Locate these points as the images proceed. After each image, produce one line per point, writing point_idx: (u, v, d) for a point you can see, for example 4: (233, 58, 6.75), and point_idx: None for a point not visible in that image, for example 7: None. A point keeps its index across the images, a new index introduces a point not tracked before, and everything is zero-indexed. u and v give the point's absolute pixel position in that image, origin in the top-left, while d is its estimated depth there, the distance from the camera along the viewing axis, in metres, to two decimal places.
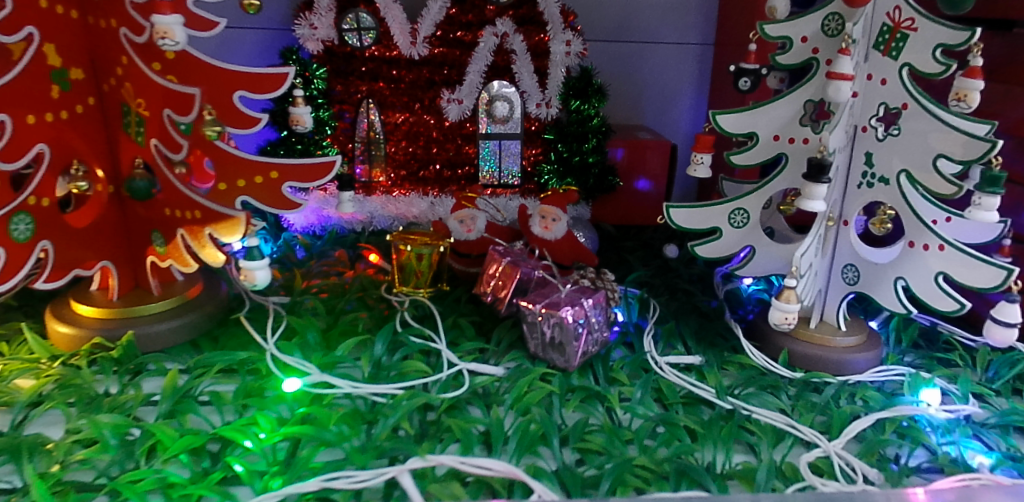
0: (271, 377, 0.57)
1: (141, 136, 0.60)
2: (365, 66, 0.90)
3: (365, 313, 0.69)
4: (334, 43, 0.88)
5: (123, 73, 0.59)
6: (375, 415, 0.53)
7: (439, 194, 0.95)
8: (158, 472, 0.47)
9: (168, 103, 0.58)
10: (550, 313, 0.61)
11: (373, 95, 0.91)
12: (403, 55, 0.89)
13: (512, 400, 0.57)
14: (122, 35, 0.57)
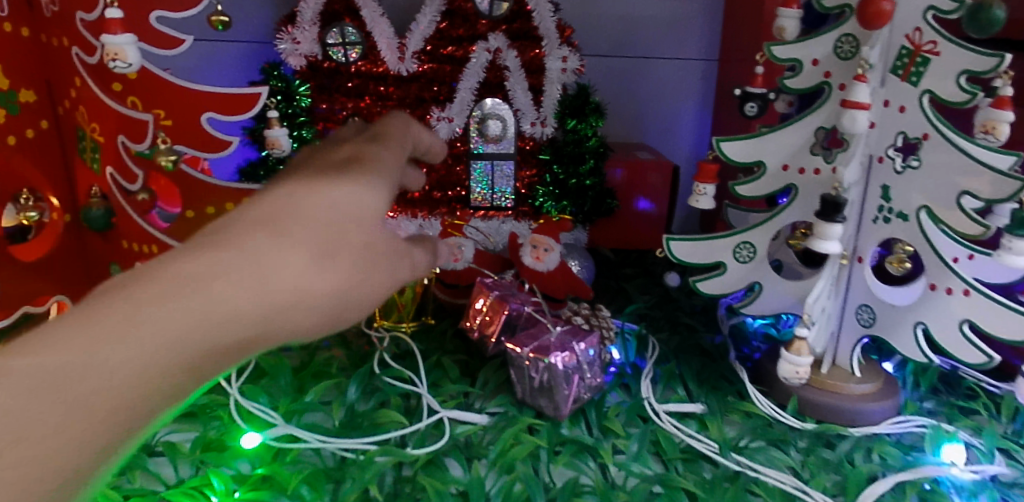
0: (232, 426, 0.52)
1: (97, 163, 0.57)
2: (351, 82, 0.84)
3: (343, 350, 0.64)
4: (318, 58, 0.83)
5: (77, 95, 0.55)
6: (341, 475, 0.48)
7: (428, 216, 0.91)
8: None
9: (124, 130, 0.54)
10: (539, 358, 0.56)
11: (359, 113, 0.86)
12: (391, 71, 0.84)
13: (495, 454, 0.52)
14: (74, 55, 0.53)
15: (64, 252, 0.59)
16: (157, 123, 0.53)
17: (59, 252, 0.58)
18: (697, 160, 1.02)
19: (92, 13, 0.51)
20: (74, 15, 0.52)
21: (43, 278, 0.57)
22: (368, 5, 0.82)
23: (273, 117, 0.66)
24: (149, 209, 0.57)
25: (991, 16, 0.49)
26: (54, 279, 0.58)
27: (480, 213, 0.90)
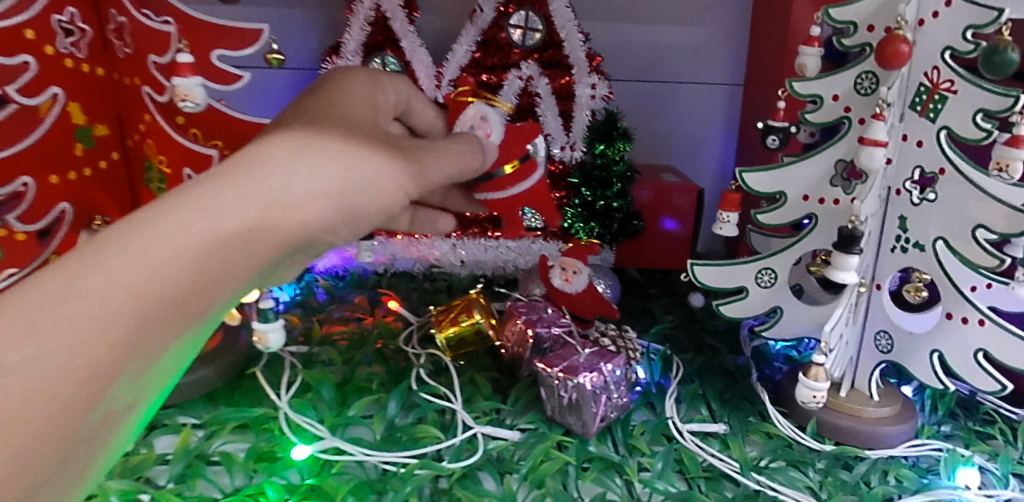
0: (282, 439, 0.56)
1: (163, 192, 0.60)
2: None
3: (384, 367, 0.67)
4: None
5: (146, 129, 0.59)
6: (388, 488, 0.51)
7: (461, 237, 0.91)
8: None
9: (190, 162, 0.58)
10: (568, 378, 0.59)
11: None
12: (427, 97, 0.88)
13: (527, 470, 0.55)
14: (144, 94, 0.57)
15: None
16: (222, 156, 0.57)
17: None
18: (722, 182, 1.05)
19: (163, 56, 0.55)
20: (145, 57, 0.56)
21: None
22: (408, 36, 0.85)
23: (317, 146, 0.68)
24: None
25: (1006, 59, 0.51)
26: None
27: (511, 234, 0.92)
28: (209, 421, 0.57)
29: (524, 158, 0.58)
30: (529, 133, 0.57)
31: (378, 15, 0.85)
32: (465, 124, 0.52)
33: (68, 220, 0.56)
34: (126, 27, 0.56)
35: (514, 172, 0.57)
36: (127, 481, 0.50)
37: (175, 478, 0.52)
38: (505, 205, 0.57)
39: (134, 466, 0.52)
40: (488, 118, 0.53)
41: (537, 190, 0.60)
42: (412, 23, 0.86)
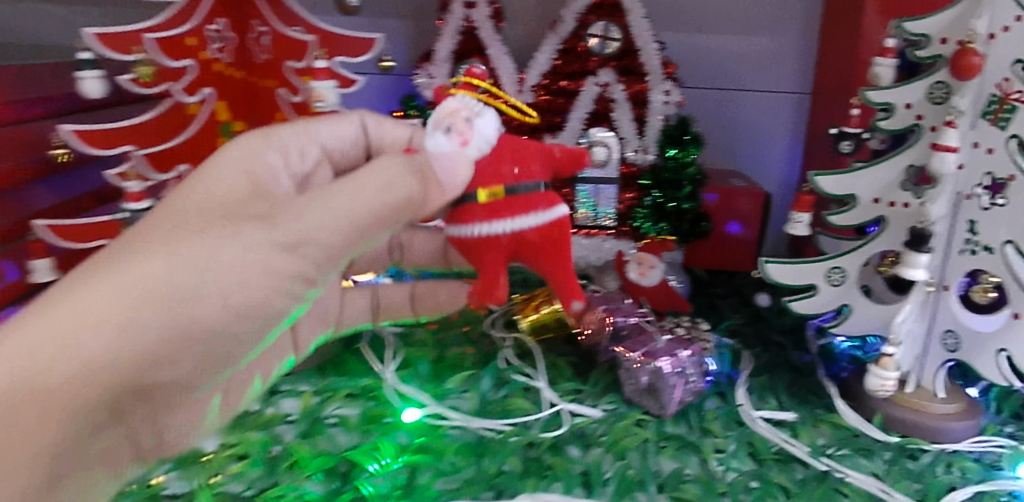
0: (390, 405, 0.62)
1: None
2: None
3: (475, 348, 0.73)
4: None
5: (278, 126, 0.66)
6: (484, 450, 0.57)
7: None
8: (297, 490, 0.51)
9: None
10: (647, 361, 0.64)
11: None
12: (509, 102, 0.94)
13: (610, 443, 0.60)
14: (281, 95, 0.64)
15: None
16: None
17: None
18: (789, 188, 1.07)
19: (299, 60, 0.62)
20: (284, 63, 0.63)
21: None
22: (494, 45, 0.92)
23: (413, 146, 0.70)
24: None
25: None
26: None
27: (583, 231, 0.98)
28: (325, 387, 0.64)
29: (523, 187, 0.50)
30: (550, 157, 0.52)
31: (467, 25, 0.92)
32: (443, 124, 0.46)
33: None
34: (267, 36, 0.63)
35: (488, 205, 0.50)
36: (262, 434, 0.57)
37: (301, 434, 0.58)
38: (476, 240, 0.50)
39: (265, 422, 0.59)
40: (479, 127, 0.47)
41: (535, 238, 0.51)
42: (498, 32, 0.93)
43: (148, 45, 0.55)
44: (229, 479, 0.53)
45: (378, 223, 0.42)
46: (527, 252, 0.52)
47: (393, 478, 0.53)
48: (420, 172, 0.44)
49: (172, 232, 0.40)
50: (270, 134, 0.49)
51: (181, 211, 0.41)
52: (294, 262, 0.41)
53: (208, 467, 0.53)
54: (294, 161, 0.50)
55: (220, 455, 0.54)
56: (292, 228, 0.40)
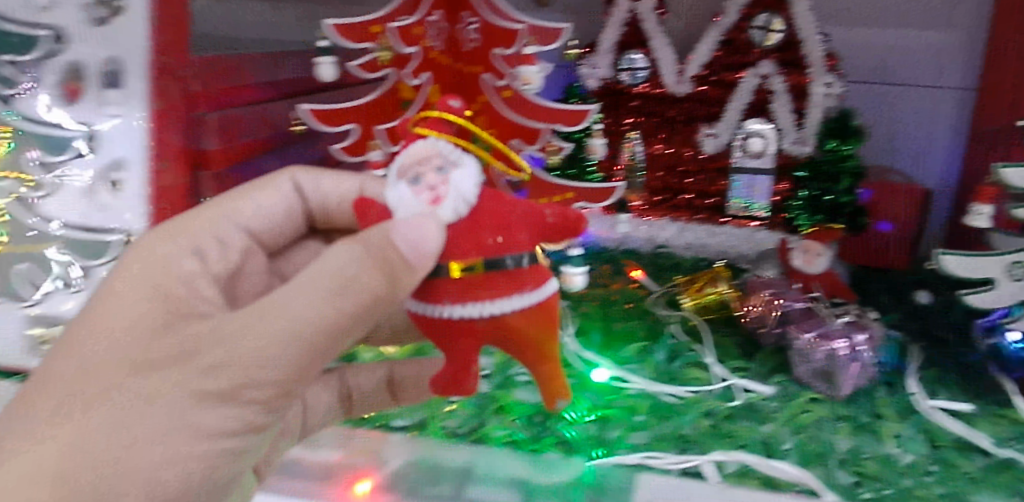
0: (572, 369, 0.66)
1: None
2: (634, 102, 0.98)
3: (643, 321, 0.77)
4: (610, 81, 0.97)
5: None
6: (668, 413, 0.61)
7: (689, 221, 1.00)
8: (505, 431, 0.56)
9: (517, 135, 0.70)
10: (822, 343, 0.66)
11: (639, 127, 0.99)
12: (669, 92, 0.97)
13: (787, 419, 0.63)
14: (484, 79, 0.69)
15: None
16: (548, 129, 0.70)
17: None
18: (949, 187, 1.02)
19: (510, 48, 0.66)
20: (489, 50, 0.67)
21: None
22: (658, 36, 0.94)
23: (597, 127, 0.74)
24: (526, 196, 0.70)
25: None
26: None
27: (735, 221, 0.99)
28: None
29: (507, 259, 0.40)
30: (537, 221, 0.40)
31: (633, 17, 0.94)
32: (408, 173, 0.40)
33: None
34: (477, 26, 0.67)
35: (464, 282, 0.40)
36: (467, 381, 0.63)
37: (496, 385, 0.63)
38: (449, 329, 0.41)
39: None
40: (456, 181, 0.39)
41: (516, 328, 0.40)
42: (660, 23, 0.95)
43: (389, 31, 0.67)
44: (444, 415, 0.59)
45: (352, 326, 0.38)
46: (507, 340, 0.41)
47: (587, 432, 0.57)
48: (373, 255, 0.38)
49: (105, 383, 0.38)
50: (166, 236, 0.46)
51: (100, 366, 0.39)
52: (241, 406, 0.37)
53: (426, 405, 0.59)
54: (214, 258, 0.47)
55: (436, 394, 0.61)
56: (224, 374, 0.37)
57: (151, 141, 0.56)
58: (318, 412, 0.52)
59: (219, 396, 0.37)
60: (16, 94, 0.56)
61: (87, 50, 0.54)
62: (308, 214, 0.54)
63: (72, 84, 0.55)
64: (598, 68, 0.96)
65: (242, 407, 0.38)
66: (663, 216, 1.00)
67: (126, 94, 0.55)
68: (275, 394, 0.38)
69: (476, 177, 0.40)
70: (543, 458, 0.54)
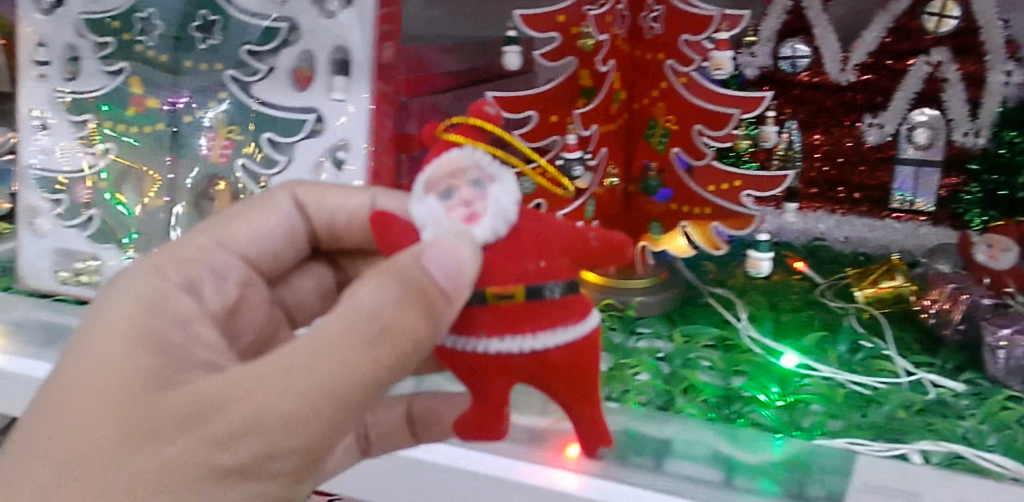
0: (755, 353, 0.68)
1: (664, 145, 0.74)
2: (794, 90, 0.93)
3: (816, 311, 0.77)
4: (770, 69, 0.93)
5: (659, 94, 0.74)
6: (861, 403, 0.61)
7: (847, 214, 0.98)
8: (698, 409, 0.59)
9: (701, 120, 0.71)
10: (1017, 343, 0.63)
11: (797, 115, 0.94)
12: (830, 80, 0.92)
13: (983, 415, 0.59)
14: (669, 66, 0.72)
15: (617, 212, 0.78)
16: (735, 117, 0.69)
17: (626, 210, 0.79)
18: None
19: (697, 34, 0.69)
20: (677, 36, 0.70)
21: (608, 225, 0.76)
22: (822, 23, 0.90)
23: (770, 115, 0.72)
24: (705, 181, 0.71)
25: None
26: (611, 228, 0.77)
27: (899, 214, 0.95)
28: (683, 333, 0.71)
29: (551, 287, 0.37)
30: (578, 246, 0.38)
31: (796, 5, 0.91)
32: (438, 192, 0.38)
33: (603, 161, 0.73)
34: (662, 14, 0.71)
35: (500, 314, 0.37)
36: (652, 360, 0.66)
37: (679, 366, 0.65)
38: (478, 366, 0.38)
39: (640, 353, 0.67)
40: (494, 196, 0.38)
41: (553, 368, 0.38)
42: (825, 12, 0.90)
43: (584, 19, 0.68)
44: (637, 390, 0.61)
45: (386, 379, 0.35)
46: (542, 378, 0.38)
47: (779, 417, 0.58)
48: (409, 288, 0.35)
49: (91, 459, 0.33)
50: (158, 270, 0.45)
51: (75, 444, 0.33)
52: (262, 482, 0.33)
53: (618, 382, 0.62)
54: (207, 293, 0.47)
55: (625, 371, 0.63)
56: (244, 444, 0.32)
57: (370, 124, 0.61)
58: (338, 458, 0.52)
59: (234, 469, 0.32)
60: (254, 82, 0.62)
61: (318, 39, 0.60)
62: (311, 232, 0.55)
63: (304, 71, 0.61)
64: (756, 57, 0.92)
65: (263, 482, 0.33)
66: (821, 207, 0.98)
67: (352, 80, 0.60)
68: (300, 463, 0.34)
69: (516, 198, 0.38)
70: (741, 436, 0.55)
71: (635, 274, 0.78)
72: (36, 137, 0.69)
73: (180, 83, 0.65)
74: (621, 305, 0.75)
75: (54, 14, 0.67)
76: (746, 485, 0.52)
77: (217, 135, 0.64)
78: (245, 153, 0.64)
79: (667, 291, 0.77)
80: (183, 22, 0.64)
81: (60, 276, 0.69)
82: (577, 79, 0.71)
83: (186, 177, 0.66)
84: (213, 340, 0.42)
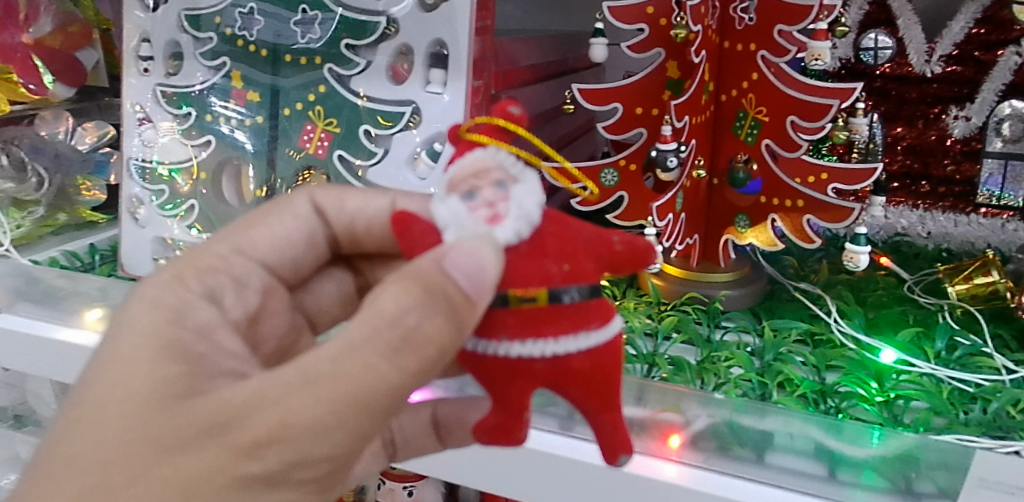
0: (849, 348, 0.68)
1: (753, 137, 0.74)
2: (875, 82, 0.86)
3: (907, 307, 0.76)
4: (850, 61, 0.85)
5: (749, 86, 0.73)
6: (963, 400, 0.59)
7: (931, 209, 0.89)
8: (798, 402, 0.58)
9: (794, 111, 0.70)
10: None
11: (879, 105, 0.87)
12: (914, 72, 0.83)
13: None
14: (761, 57, 0.72)
15: (702, 205, 0.78)
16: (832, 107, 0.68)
17: (711, 204, 0.79)
18: None
19: (791, 24, 0.70)
20: (770, 27, 0.71)
21: (693, 218, 0.77)
22: (904, 13, 0.80)
23: (861, 107, 0.72)
24: (797, 172, 0.72)
25: None
26: (696, 221, 0.77)
27: (988, 210, 0.86)
28: (771, 328, 0.71)
29: (571, 292, 0.35)
30: (603, 249, 0.36)
31: None
32: (462, 189, 0.36)
33: (693, 153, 0.74)
34: (754, 5, 0.72)
35: (524, 314, 0.35)
36: (743, 354, 0.65)
37: (771, 360, 0.65)
38: (495, 369, 0.36)
39: (731, 347, 0.67)
40: (517, 197, 0.35)
41: (575, 375, 0.35)
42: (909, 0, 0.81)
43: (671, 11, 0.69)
44: (732, 383, 0.61)
45: (412, 385, 0.32)
46: (565, 385, 0.36)
47: (879, 416, 0.57)
48: (427, 289, 0.32)
49: (121, 470, 0.31)
50: (179, 279, 0.41)
51: (100, 456, 0.31)
52: (291, 489, 0.32)
53: (712, 375, 0.62)
54: (230, 303, 0.43)
55: (719, 364, 0.63)
56: (272, 455, 0.31)
57: (468, 117, 0.62)
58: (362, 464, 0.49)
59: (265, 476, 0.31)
60: (351, 75, 0.65)
61: (416, 33, 0.63)
62: (332, 239, 0.50)
63: (401, 65, 0.64)
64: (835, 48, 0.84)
65: (293, 489, 0.32)
66: (902, 201, 0.91)
67: (450, 73, 0.62)
68: (328, 467, 0.33)
69: (537, 198, 0.36)
70: (847, 431, 0.51)
71: (718, 268, 0.79)
72: (141, 130, 0.73)
73: (280, 76, 0.68)
74: (707, 298, 0.75)
75: (157, 11, 0.70)
76: (851, 479, 0.52)
77: (314, 126, 0.67)
78: (342, 145, 0.67)
79: (751, 285, 0.78)
80: (281, 18, 0.66)
81: (160, 264, 0.72)
82: (664, 71, 0.72)
83: (285, 169, 0.69)
84: (236, 349, 0.39)
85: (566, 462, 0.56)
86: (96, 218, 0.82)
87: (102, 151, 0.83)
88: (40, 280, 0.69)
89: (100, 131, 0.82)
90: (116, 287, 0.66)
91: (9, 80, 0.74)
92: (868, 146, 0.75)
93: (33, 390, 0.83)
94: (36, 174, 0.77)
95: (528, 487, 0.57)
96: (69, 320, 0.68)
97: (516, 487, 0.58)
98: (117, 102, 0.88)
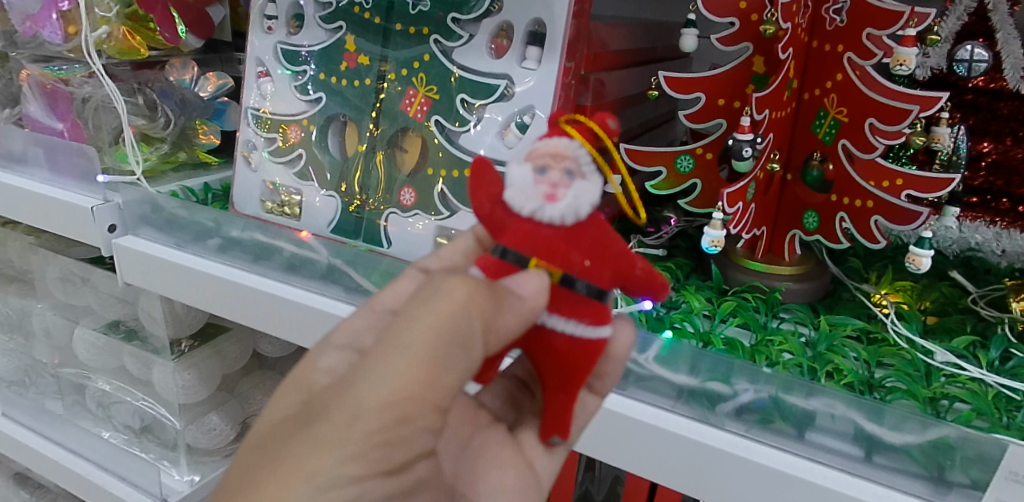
0: (900, 346, 0.70)
1: (831, 136, 0.77)
2: (968, 95, 0.84)
3: (966, 317, 0.77)
4: (943, 72, 0.84)
5: (832, 86, 0.76)
6: (1008, 407, 0.61)
7: (1010, 226, 0.85)
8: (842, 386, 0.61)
9: (875, 113, 0.73)
10: None
11: (967, 120, 0.85)
12: (1009, 87, 0.81)
13: None
14: (847, 58, 0.74)
15: (773, 200, 0.81)
16: (913, 112, 0.71)
17: (781, 198, 0.82)
18: None
19: (881, 28, 0.71)
20: (861, 30, 0.73)
21: (765, 211, 0.79)
22: (1007, 27, 0.77)
23: (944, 117, 0.73)
24: (871, 171, 0.74)
25: None
26: (765, 216, 0.80)
27: None
28: (826, 321, 0.73)
29: (584, 285, 0.44)
30: (627, 269, 0.45)
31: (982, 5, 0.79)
32: (544, 162, 0.44)
33: (769, 145, 0.76)
34: (849, 6, 0.73)
35: (569, 305, 0.44)
36: (794, 341, 0.68)
37: (823, 349, 0.68)
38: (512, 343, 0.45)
39: (783, 333, 0.70)
40: (577, 190, 0.44)
41: (559, 348, 0.44)
42: (1011, 14, 0.79)
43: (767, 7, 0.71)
44: (781, 364, 0.65)
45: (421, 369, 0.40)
46: (548, 360, 0.45)
47: (921, 409, 0.60)
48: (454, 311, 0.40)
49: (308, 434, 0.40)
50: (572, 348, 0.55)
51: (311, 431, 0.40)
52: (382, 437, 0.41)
53: (763, 355, 0.66)
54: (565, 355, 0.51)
55: (771, 348, 0.67)
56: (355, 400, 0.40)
57: (556, 93, 0.68)
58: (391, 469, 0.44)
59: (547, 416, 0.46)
60: (456, 46, 0.72)
61: (517, 12, 0.68)
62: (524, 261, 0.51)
63: (501, 41, 0.70)
64: (928, 56, 0.82)
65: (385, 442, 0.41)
66: (979, 217, 0.87)
67: (546, 51, 0.67)
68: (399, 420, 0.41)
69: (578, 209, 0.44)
70: (889, 418, 0.53)
71: (783, 262, 0.81)
72: (261, 84, 0.81)
73: (389, 46, 0.76)
74: (767, 288, 0.78)
75: None
76: (887, 462, 0.55)
77: (414, 90, 0.74)
78: (440, 112, 0.73)
79: (813, 280, 0.80)
80: None
81: (267, 206, 0.82)
82: (749, 64, 0.76)
83: (388, 128, 0.76)
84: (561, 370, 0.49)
85: (682, 442, 0.59)
86: (210, 160, 0.92)
87: (221, 99, 0.92)
88: (163, 209, 0.77)
89: (220, 81, 0.91)
90: (230, 221, 0.74)
91: (149, 27, 0.84)
92: (950, 157, 0.76)
93: (144, 310, 0.93)
94: (165, 115, 0.86)
95: (642, 463, 0.61)
96: (189, 246, 0.78)
97: (629, 461, 0.61)
98: (236, 56, 0.96)
